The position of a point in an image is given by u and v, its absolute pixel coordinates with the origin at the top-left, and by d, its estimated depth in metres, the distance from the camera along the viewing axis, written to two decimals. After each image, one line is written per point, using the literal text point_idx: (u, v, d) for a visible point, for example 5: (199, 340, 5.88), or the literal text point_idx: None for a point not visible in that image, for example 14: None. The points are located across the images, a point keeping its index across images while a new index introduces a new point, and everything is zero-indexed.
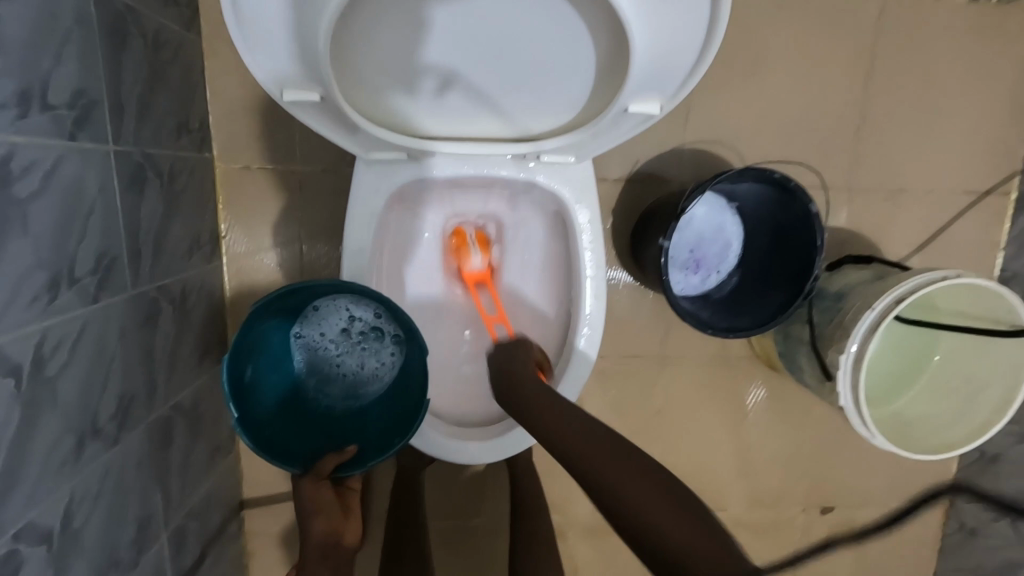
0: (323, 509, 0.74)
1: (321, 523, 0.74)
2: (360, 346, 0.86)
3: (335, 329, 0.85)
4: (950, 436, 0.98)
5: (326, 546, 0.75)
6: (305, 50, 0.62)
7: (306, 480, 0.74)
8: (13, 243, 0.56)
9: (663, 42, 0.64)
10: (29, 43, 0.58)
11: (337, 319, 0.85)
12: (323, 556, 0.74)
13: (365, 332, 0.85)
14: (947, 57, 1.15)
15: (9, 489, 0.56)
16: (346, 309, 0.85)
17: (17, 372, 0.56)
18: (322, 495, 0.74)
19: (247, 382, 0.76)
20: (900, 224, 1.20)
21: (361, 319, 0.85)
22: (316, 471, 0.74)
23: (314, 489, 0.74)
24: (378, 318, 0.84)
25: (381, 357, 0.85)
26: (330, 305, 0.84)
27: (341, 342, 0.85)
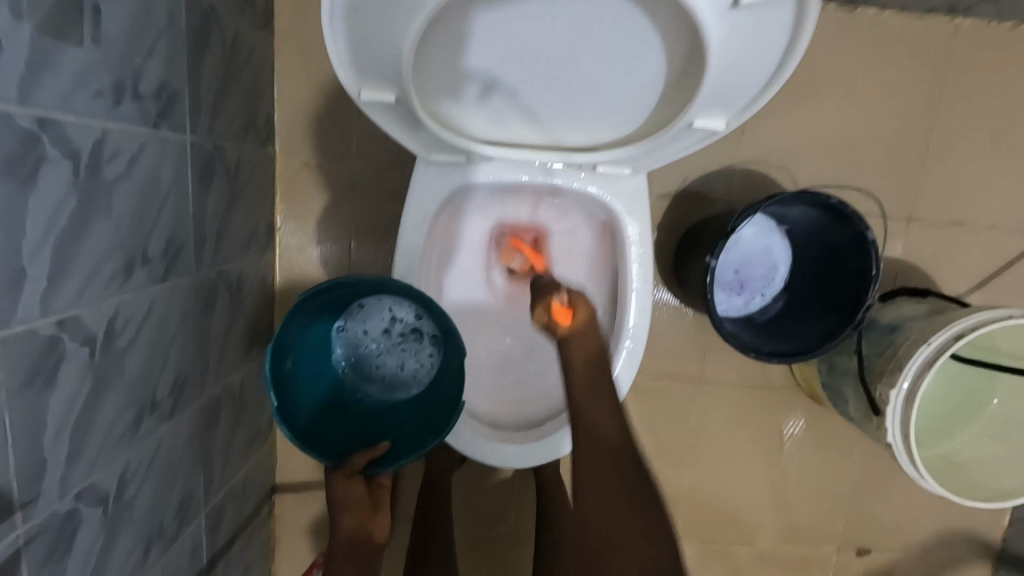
0: (354, 506, 0.74)
1: (352, 519, 0.73)
2: (400, 348, 0.88)
3: (377, 329, 0.88)
4: (1007, 484, 0.92)
5: (354, 543, 0.74)
6: (383, 53, 0.64)
7: (337, 476, 0.75)
8: (98, 220, 0.60)
9: (738, 57, 0.64)
10: (127, 38, 0.62)
11: (380, 320, 0.88)
12: (348, 553, 0.73)
13: (405, 333, 0.88)
14: (1021, 87, 1.10)
15: (75, 451, 0.59)
16: (388, 309, 0.87)
17: (92, 342, 0.60)
18: (351, 493, 0.74)
19: (287, 374, 0.77)
20: (960, 259, 1.15)
21: (404, 320, 0.88)
22: (347, 466, 0.75)
23: (345, 486, 0.74)
24: (419, 320, 0.87)
25: (420, 357, 0.87)
26: (373, 304, 0.87)
27: (383, 342, 0.88)
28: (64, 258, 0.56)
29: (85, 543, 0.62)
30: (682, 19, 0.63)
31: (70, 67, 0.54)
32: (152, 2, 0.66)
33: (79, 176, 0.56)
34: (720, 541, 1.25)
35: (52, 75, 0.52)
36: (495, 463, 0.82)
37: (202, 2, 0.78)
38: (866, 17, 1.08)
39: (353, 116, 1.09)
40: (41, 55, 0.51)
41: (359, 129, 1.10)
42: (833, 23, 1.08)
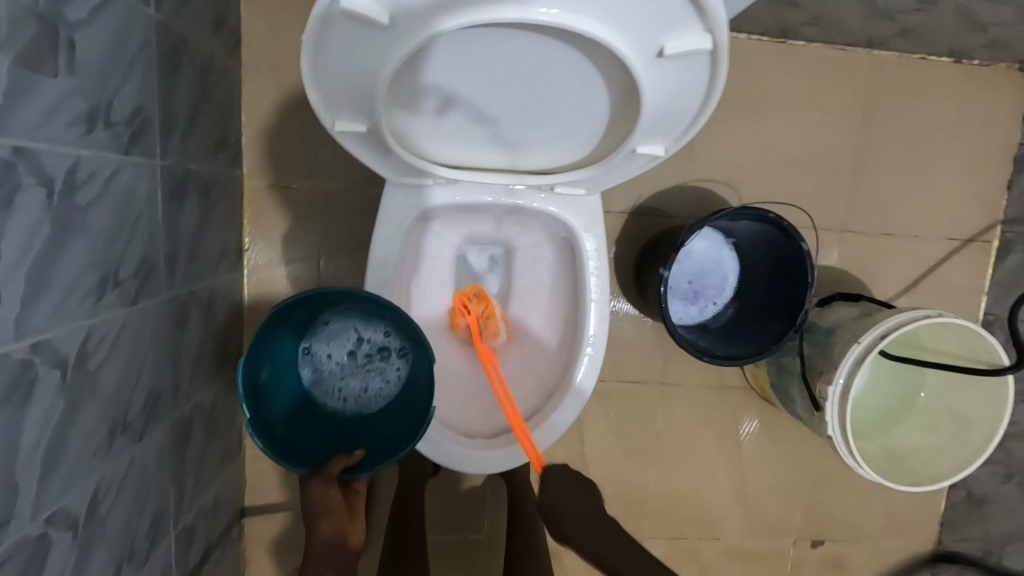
0: (332, 509, 0.77)
1: (331, 523, 0.77)
2: (366, 367, 0.89)
3: (343, 351, 0.89)
4: (936, 469, 1.02)
5: (331, 546, 0.77)
6: (353, 88, 0.68)
7: (315, 481, 0.77)
8: (71, 244, 0.61)
9: (674, 96, 0.70)
10: (101, 68, 0.64)
11: (344, 341, 0.89)
12: (326, 556, 0.76)
13: (371, 353, 0.89)
14: (933, 112, 1.23)
15: (48, 472, 0.60)
16: (353, 330, 0.89)
17: (64, 362, 0.61)
18: (329, 496, 0.77)
19: (261, 385, 0.80)
20: (889, 265, 1.26)
21: (369, 340, 0.89)
22: (324, 472, 0.78)
23: (321, 488, 0.77)
24: (386, 337, 0.89)
25: (387, 375, 0.89)
26: (339, 325, 0.88)
27: (349, 363, 0.89)
28: (38, 281, 0.57)
29: (57, 565, 0.62)
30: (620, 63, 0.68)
31: (46, 95, 0.56)
32: (124, 32, 0.69)
33: (52, 201, 0.58)
34: (685, 539, 1.31)
35: (28, 104, 0.54)
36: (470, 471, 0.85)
37: (173, 30, 0.80)
38: (796, 48, 1.19)
39: (322, 138, 1.12)
40: (19, 86, 0.53)
41: (328, 150, 1.13)
42: (768, 54, 1.19)
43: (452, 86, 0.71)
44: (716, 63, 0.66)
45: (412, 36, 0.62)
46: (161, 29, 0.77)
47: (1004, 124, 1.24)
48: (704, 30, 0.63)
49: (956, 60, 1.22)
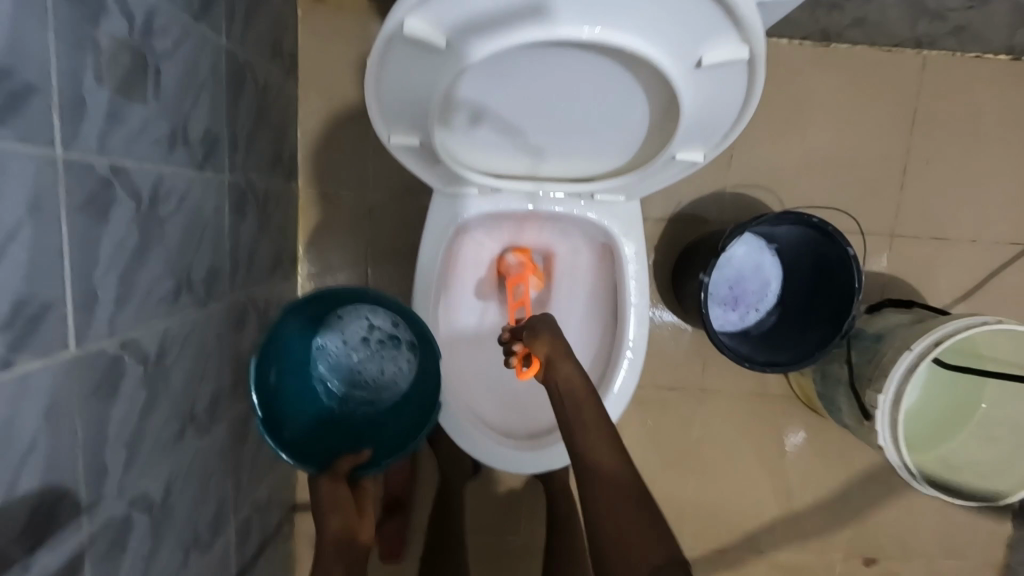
0: (341, 505, 0.76)
1: (339, 520, 0.75)
2: (378, 355, 0.93)
3: (356, 338, 0.92)
4: (997, 484, 0.97)
5: (341, 545, 0.75)
6: (408, 105, 0.71)
7: (323, 479, 0.76)
8: (152, 253, 0.68)
9: (712, 104, 0.71)
10: (180, 93, 0.71)
11: (358, 329, 0.92)
12: (337, 554, 0.74)
13: (384, 340, 0.93)
14: (989, 111, 1.19)
15: (131, 458, 0.66)
16: (365, 318, 0.92)
17: (146, 359, 0.67)
18: (339, 494, 0.76)
19: (270, 387, 0.78)
20: (943, 271, 1.22)
21: (380, 327, 0.92)
22: (334, 470, 0.77)
23: (331, 488, 0.76)
24: (397, 326, 0.92)
25: (397, 362, 0.92)
26: (352, 315, 0.92)
27: (361, 351, 0.93)
28: (128, 285, 0.63)
29: (137, 544, 0.68)
30: (657, 74, 0.69)
31: (137, 117, 0.63)
32: (200, 61, 0.76)
33: (139, 213, 0.64)
34: (727, 552, 1.28)
35: (121, 127, 0.61)
36: (530, 470, 0.88)
37: (239, 57, 0.88)
38: (839, 51, 1.18)
39: (369, 152, 1.18)
40: (115, 111, 0.59)
41: (374, 164, 1.19)
42: (809, 57, 1.18)
43: (498, 101, 0.74)
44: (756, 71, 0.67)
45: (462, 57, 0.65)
46: (229, 56, 0.84)
47: None
48: (740, 39, 0.64)
49: (1013, 58, 1.18)
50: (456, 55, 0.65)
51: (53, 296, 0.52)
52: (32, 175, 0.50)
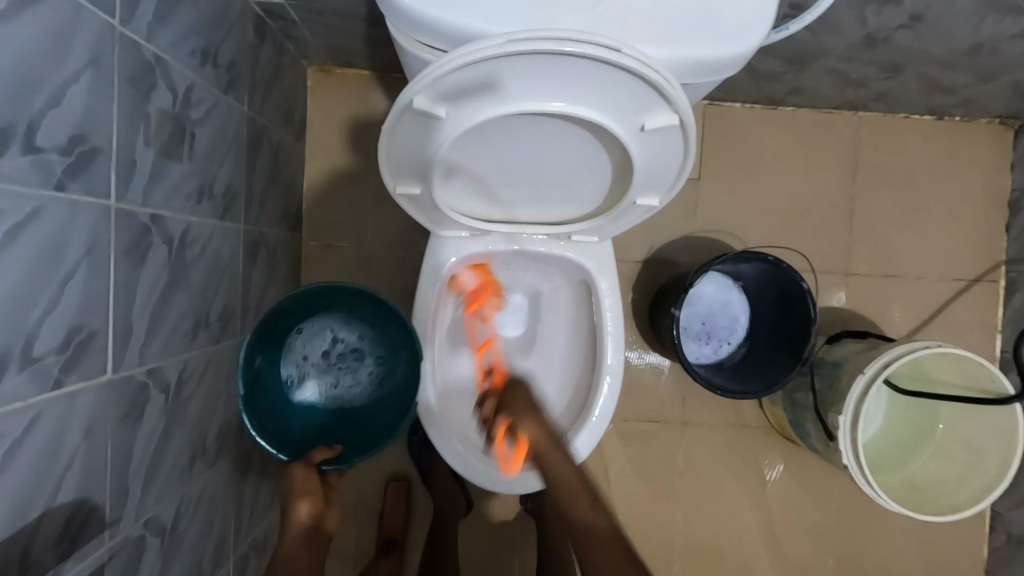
0: (309, 492, 0.77)
1: (306, 507, 0.77)
2: (336, 367, 0.95)
3: (317, 351, 0.94)
4: (956, 498, 1.03)
5: (307, 533, 0.77)
6: (410, 161, 0.75)
7: (296, 464, 0.78)
8: (177, 293, 0.75)
9: (662, 161, 0.75)
10: (208, 155, 0.82)
11: (319, 342, 0.94)
12: (303, 541, 0.77)
13: (343, 354, 0.96)
14: (921, 164, 1.34)
15: (148, 483, 0.71)
16: (329, 332, 0.94)
17: (167, 388, 0.74)
18: (309, 479, 0.78)
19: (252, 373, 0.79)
20: (896, 306, 1.33)
21: (343, 341, 0.95)
22: (308, 457, 0.79)
23: (304, 472, 0.78)
24: (360, 342, 0.95)
25: (358, 375, 0.95)
26: (313, 329, 0.93)
27: (323, 364, 0.94)
28: (155, 321, 0.71)
29: (148, 568, 0.72)
30: (611, 135, 0.73)
31: (172, 175, 0.73)
32: (224, 127, 0.87)
33: (169, 257, 0.73)
34: None
35: (161, 183, 0.70)
36: (516, 490, 0.92)
37: (256, 123, 0.99)
38: (785, 113, 1.33)
39: (369, 204, 1.29)
40: (156, 170, 0.69)
41: (373, 215, 1.29)
42: (759, 119, 1.33)
43: (491, 156, 0.77)
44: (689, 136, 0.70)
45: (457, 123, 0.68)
46: (248, 124, 0.96)
47: (992, 172, 1.34)
48: (672, 108, 0.67)
49: (937, 118, 1.34)
50: (448, 123, 0.69)
51: (97, 327, 0.60)
52: (92, 222, 0.58)
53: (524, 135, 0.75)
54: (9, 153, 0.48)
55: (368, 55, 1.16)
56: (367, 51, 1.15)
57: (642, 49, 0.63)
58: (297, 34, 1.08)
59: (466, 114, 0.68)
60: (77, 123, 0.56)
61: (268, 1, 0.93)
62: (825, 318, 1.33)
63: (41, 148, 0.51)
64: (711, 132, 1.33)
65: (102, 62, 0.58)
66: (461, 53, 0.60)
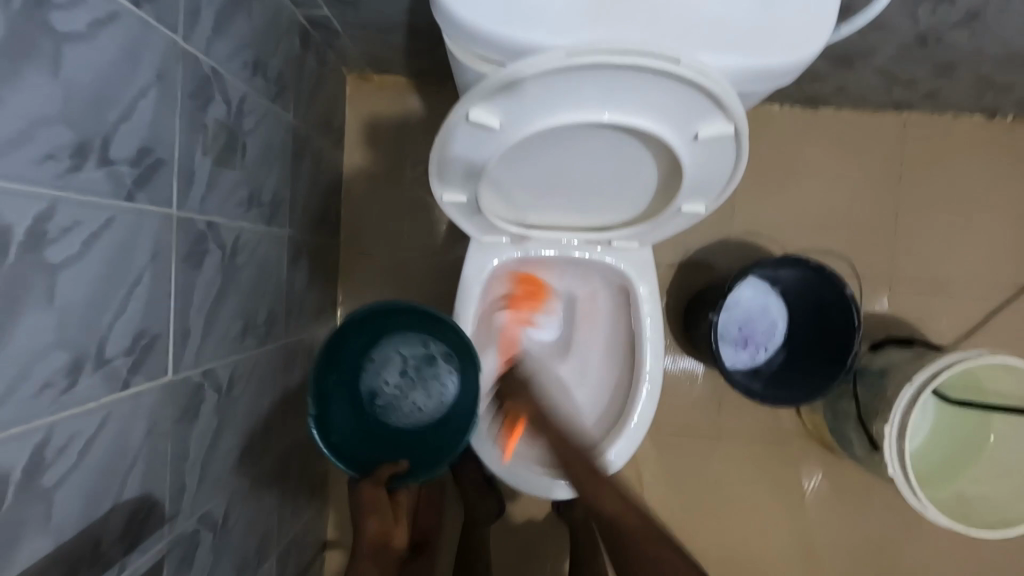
0: (376, 512, 0.83)
1: (375, 523, 0.83)
2: (420, 380, 0.94)
3: (394, 372, 0.94)
4: (1008, 514, 0.99)
5: (378, 543, 0.85)
6: (459, 170, 0.75)
7: (364, 485, 0.82)
8: (228, 297, 0.78)
9: (709, 168, 0.74)
10: (257, 163, 0.85)
11: (393, 364, 0.94)
12: (373, 551, 0.85)
13: (420, 365, 0.95)
14: (970, 165, 1.29)
15: (202, 479, 0.74)
16: (396, 351, 0.94)
17: (219, 387, 0.76)
18: (378, 498, 0.82)
19: (322, 396, 0.84)
20: (942, 313, 1.29)
21: (412, 354, 0.94)
22: (374, 475, 0.82)
23: (371, 492, 0.82)
24: (427, 348, 0.94)
25: (442, 380, 0.94)
26: (381, 353, 0.93)
27: (404, 381, 0.94)
28: (209, 325, 0.74)
29: (201, 561, 0.75)
30: (660, 144, 0.73)
31: (225, 183, 0.76)
32: (272, 136, 0.89)
33: (223, 262, 0.76)
34: None
35: (216, 191, 0.73)
36: (554, 493, 0.93)
37: (300, 131, 1.02)
38: (826, 114, 1.30)
39: (404, 208, 1.31)
40: (212, 178, 0.72)
41: (407, 218, 1.31)
42: (798, 120, 1.31)
43: (538, 162, 0.77)
44: (740, 144, 0.69)
45: (511, 133, 0.69)
46: (293, 132, 0.98)
47: None
48: (728, 118, 0.66)
49: (988, 118, 1.29)
50: (501, 134, 0.69)
51: (159, 330, 0.63)
52: (156, 230, 0.61)
53: (569, 143, 0.75)
54: (87, 166, 0.51)
55: (405, 63, 1.18)
56: (405, 59, 1.17)
57: (704, 59, 0.62)
58: (339, 44, 1.10)
59: (519, 125, 0.68)
60: (144, 136, 0.58)
61: (314, 12, 0.95)
62: (866, 324, 1.29)
63: (114, 161, 0.54)
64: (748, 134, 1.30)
65: (167, 77, 0.61)
66: (519, 66, 0.61)
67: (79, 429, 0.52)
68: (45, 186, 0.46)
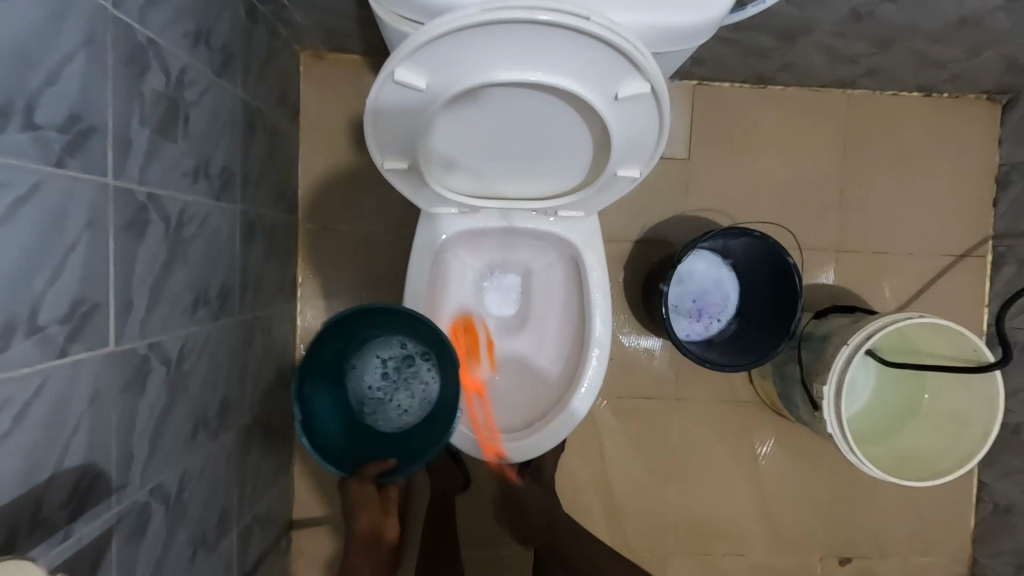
0: (368, 508, 0.92)
1: (364, 519, 0.93)
2: (402, 379, 1.00)
3: (376, 375, 1.00)
4: (935, 467, 1.06)
5: (369, 535, 0.95)
6: (396, 136, 0.76)
7: (352, 482, 0.88)
8: (175, 271, 0.78)
9: (640, 130, 0.76)
10: (203, 138, 0.84)
11: (374, 368, 1.00)
12: (366, 543, 0.95)
13: (400, 365, 1.00)
14: (911, 140, 1.35)
15: (151, 452, 0.74)
16: (375, 356, 1.00)
17: (168, 361, 0.77)
18: (365, 496, 0.90)
19: (305, 400, 0.85)
20: (884, 282, 1.35)
21: (391, 357, 1.00)
22: (360, 474, 0.87)
23: (359, 489, 0.89)
24: (405, 349, 0.99)
25: (423, 378, 1.00)
26: (361, 360, 0.99)
27: (388, 384, 1.00)
28: (154, 298, 0.73)
29: (154, 532, 0.75)
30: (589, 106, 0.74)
31: (168, 155, 0.75)
32: (218, 110, 0.89)
33: (167, 235, 0.76)
34: (709, 556, 1.35)
35: (157, 164, 0.73)
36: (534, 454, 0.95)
37: (250, 106, 1.01)
38: (774, 91, 1.34)
39: (363, 186, 1.31)
40: (152, 150, 0.71)
41: (367, 197, 1.31)
42: (748, 97, 1.34)
43: (477, 129, 0.78)
44: (663, 104, 0.71)
45: (442, 95, 0.70)
46: (242, 107, 0.98)
47: (981, 148, 1.35)
48: (644, 78, 0.69)
49: (926, 95, 1.35)
50: (430, 95, 0.70)
51: (98, 300, 0.62)
52: (91, 199, 0.61)
53: (507, 110, 0.76)
54: (9, 129, 0.50)
55: (360, 38, 1.17)
56: (359, 35, 1.17)
57: (614, 17, 0.65)
58: (289, 18, 1.09)
59: (448, 86, 0.69)
60: (74, 102, 0.58)
61: None
62: (814, 294, 1.35)
63: (40, 125, 0.54)
64: (700, 112, 1.34)
65: (95, 43, 0.60)
66: (441, 23, 0.63)
67: (11, 394, 0.52)
68: None
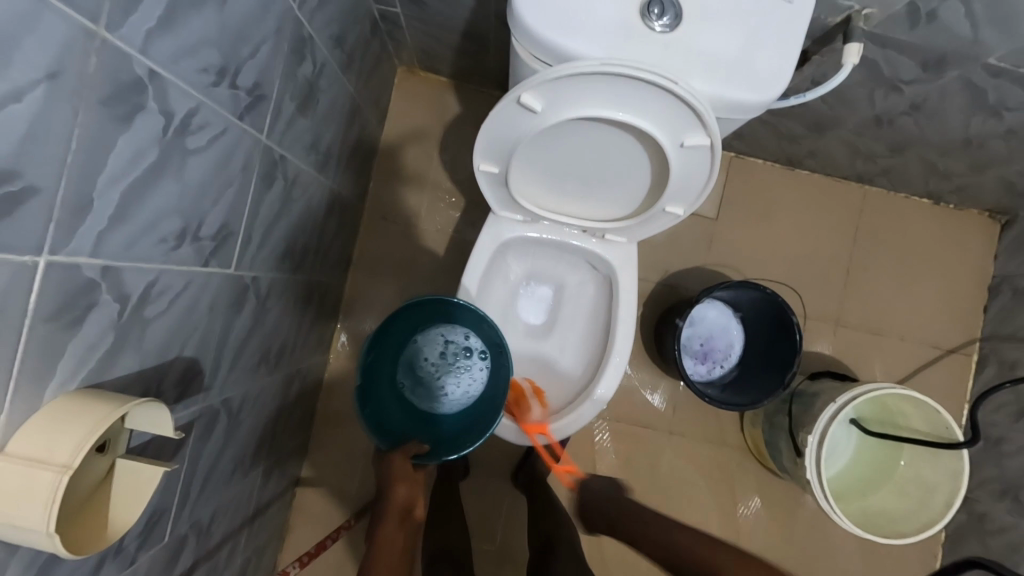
0: (406, 478, 0.96)
1: (404, 490, 0.96)
2: (454, 365, 1.14)
3: (434, 352, 1.14)
4: (902, 527, 1.17)
5: (404, 509, 0.97)
6: (495, 144, 0.92)
7: (394, 454, 0.96)
8: (280, 222, 0.93)
9: (692, 176, 0.91)
10: (322, 121, 1.00)
11: (435, 345, 1.14)
12: (400, 518, 0.97)
13: (457, 353, 1.14)
14: (916, 239, 1.50)
15: (232, 365, 0.86)
16: (441, 336, 1.14)
17: (258, 294, 0.90)
18: (402, 467, 0.96)
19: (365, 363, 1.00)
20: (875, 361, 1.48)
21: (454, 342, 1.14)
22: (404, 448, 0.97)
23: (399, 461, 0.96)
24: (468, 340, 1.13)
25: (472, 372, 1.13)
26: (429, 335, 1.14)
27: (442, 363, 1.14)
28: (264, 238, 0.88)
29: (216, 435, 0.87)
30: (656, 149, 0.90)
31: (298, 128, 0.91)
32: (336, 100, 1.05)
33: (283, 192, 0.90)
34: None
35: (290, 133, 0.88)
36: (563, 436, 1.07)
37: (356, 102, 1.18)
38: (800, 175, 1.51)
39: (426, 188, 1.47)
40: (290, 122, 0.87)
41: (427, 198, 1.47)
42: (777, 175, 1.51)
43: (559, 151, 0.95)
44: (716, 160, 0.87)
45: (544, 117, 0.86)
46: (350, 101, 1.15)
47: (977, 258, 1.49)
48: (706, 133, 0.84)
49: (933, 202, 1.50)
50: (540, 116, 0.86)
51: (234, 227, 0.76)
52: (251, 147, 0.76)
53: (586, 141, 0.92)
54: (222, 84, 0.66)
55: (453, 63, 1.36)
56: (453, 60, 1.35)
57: (694, 84, 0.80)
58: (400, 36, 1.28)
59: (554, 110, 0.85)
60: (259, 74, 0.73)
61: (389, 7, 1.13)
62: (810, 360, 1.47)
63: (238, 86, 0.69)
64: (733, 179, 1.51)
65: (282, 32, 0.76)
66: (559, 65, 0.78)
67: (172, 282, 0.65)
68: (196, 90, 0.61)
